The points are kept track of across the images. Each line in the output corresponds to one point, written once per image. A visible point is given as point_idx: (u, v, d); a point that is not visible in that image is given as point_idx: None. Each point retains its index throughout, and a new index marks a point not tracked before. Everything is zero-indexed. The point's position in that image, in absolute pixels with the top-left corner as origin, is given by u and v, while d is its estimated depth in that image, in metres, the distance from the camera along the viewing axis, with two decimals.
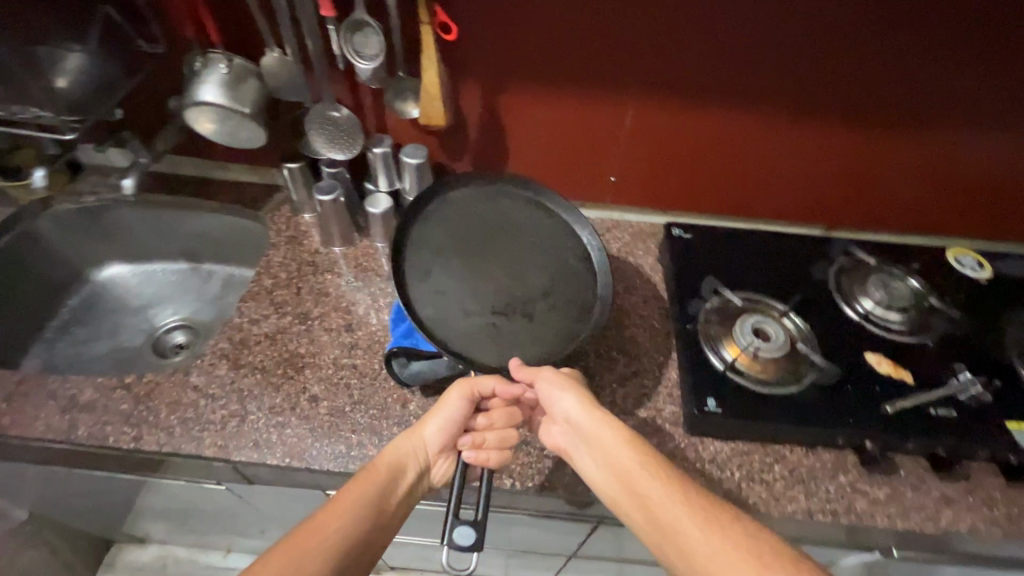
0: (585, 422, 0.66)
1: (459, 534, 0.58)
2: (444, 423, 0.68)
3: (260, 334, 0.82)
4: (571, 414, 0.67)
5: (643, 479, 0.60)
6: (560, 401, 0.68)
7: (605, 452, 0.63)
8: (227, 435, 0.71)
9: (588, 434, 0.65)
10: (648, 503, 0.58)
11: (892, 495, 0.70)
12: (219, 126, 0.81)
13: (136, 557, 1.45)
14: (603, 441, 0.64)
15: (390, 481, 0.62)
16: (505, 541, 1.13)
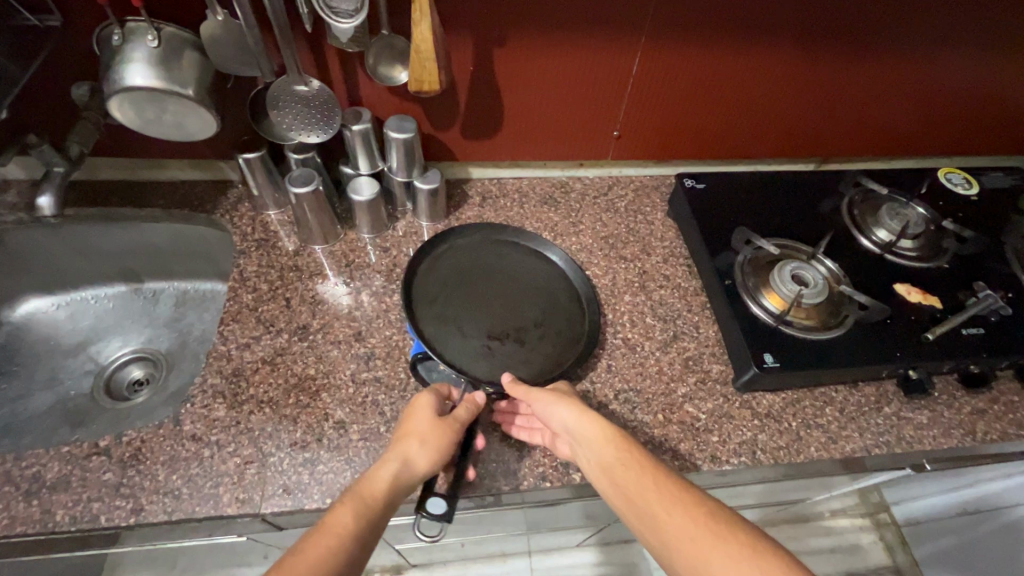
0: (577, 427, 0.58)
1: (431, 501, 0.57)
2: (434, 447, 0.56)
3: (256, 360, 0.70)
4: (567, 424, 0.59)
5: (624, 472, 0.53)
6: (554, 413, 0.60)
7: (588, 448, 0.56)
8: (249, 486, 0.60)
9: (577, 434, 0.58)
10: (628, 493, 0.52)
11: (933, 417, 0.73)
12: (157, 119, 0.66)
13: None
14: (587, 437, 0.57)
15: (375, 517, 0.48)
16: (538, 521, 1.10)
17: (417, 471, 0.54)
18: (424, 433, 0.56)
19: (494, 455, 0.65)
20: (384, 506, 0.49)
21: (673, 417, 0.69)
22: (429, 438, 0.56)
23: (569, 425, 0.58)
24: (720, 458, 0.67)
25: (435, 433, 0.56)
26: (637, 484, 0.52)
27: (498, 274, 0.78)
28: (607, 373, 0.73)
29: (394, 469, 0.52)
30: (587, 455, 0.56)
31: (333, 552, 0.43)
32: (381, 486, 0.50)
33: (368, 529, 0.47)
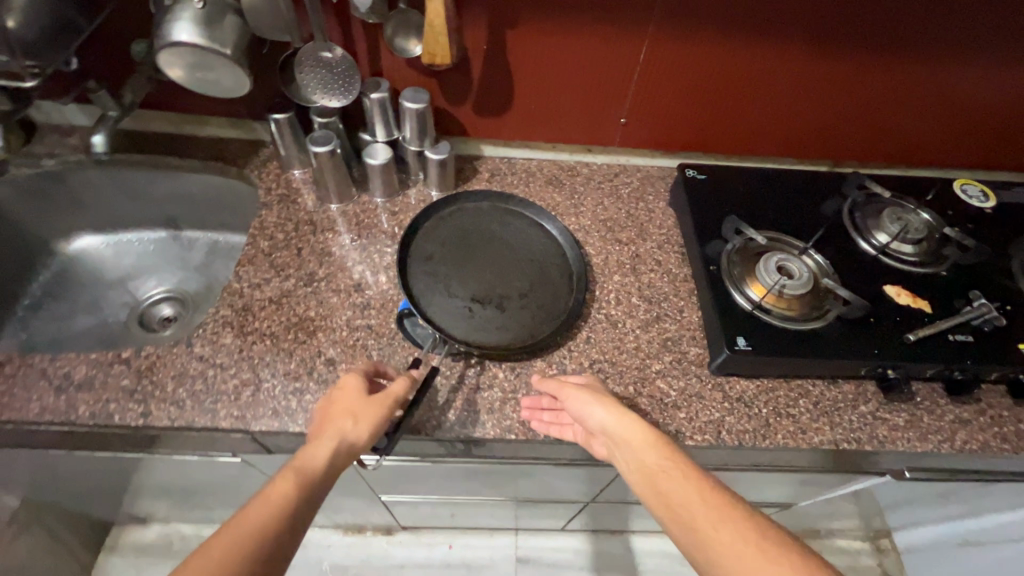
0: (615, 431, 0.62)
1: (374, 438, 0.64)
2: (370, 420, 0.59)
3: (265, 300, 0.77)
4: (604, 423, 0.63)
5: (666, 480, 0.56)
6: (591, 415, 0.63)
7: (632, 455, 0.59)
8: (243, 404, 0.67)
9: (621, 440, 0.61)
10: (671, 501, 0.55)
11: (911, 421, 0.72)
12: (200, 76, 0.74)
13: (139, 537, 1.36)
14: (632, 444, 0.60)
15: (309, 491, 0.51)
16: (521, 495, 1.14)
17: (354, 445, 0.57)
18: (358, 409, 0.59)
19: (466, 405, 0.69)
20: (319, 479, 0.53)
21: (643, 391, 0.72)
22: (361, 414, 0.59)
23: (608, 427, 0.62)
24: (684, 433, 0.69)
25: (368, 408, 0.60)
26: (682, 495, 0.54)
27: (496, 241, 0.82)
28: (585, 343, 0.76)
29: (328, 445, 0.55)
30: (631, 463, 0.59)
31: (259, 528, 0.46)
32: (317, 460, 0.54)
33: (302, 500, 0.50)
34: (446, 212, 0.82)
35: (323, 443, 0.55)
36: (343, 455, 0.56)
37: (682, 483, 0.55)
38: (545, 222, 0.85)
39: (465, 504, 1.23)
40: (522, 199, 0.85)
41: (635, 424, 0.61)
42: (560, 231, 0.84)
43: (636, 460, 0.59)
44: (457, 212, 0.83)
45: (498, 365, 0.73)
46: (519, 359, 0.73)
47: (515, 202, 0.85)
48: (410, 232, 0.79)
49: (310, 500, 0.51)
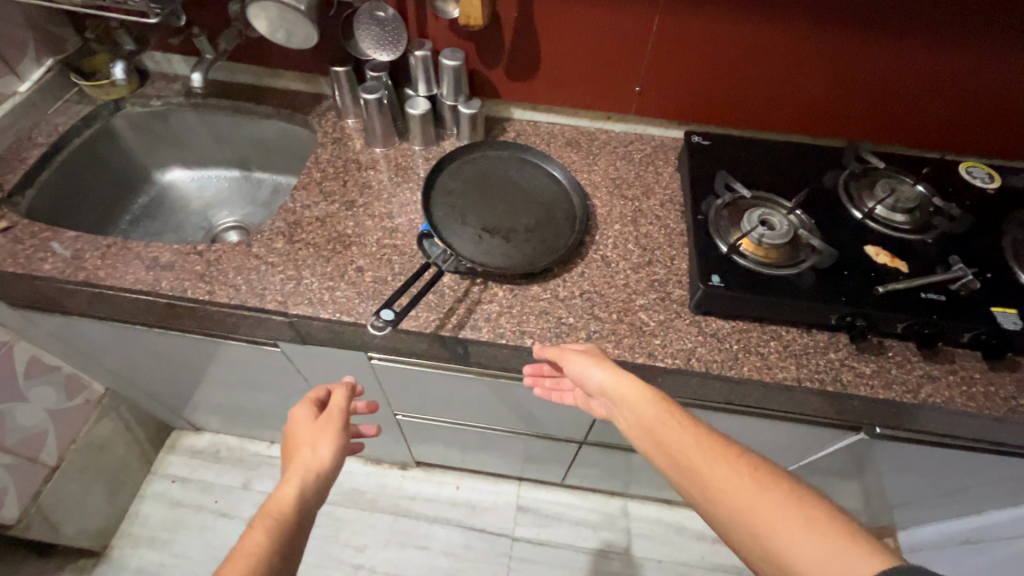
0: (616, 387, 0.70)
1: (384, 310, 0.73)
2: (327, 444, 0.75)
3: (313, 219, 0.91)
4: (602, 381, 0.71)
5: (664, 431, 0.64)
6: (592, 375, 0.71)
7: (633, 411, 0.68)
8: (286, 293, 0.81)
9: (622, 398, 0.70)
10: (668, 445, 0.63)
11: (877, 371, 0.77)
12: (279, 28, 0.89)
13: (193, 443, 1.56)
14: (632, 401, 0.68)
15: (288, 516, 0.66)
16: (521, 438, 1.23)
17: (319, 467, 0.73)
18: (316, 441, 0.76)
19: (467, 313, 0.80)
20: (295, 505, 0.68)
21: (625, 319, 0.81)
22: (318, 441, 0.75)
23: (605, 387, 0.70)
24: (657, 356, 0.77)
25: (324, 437, 0.76)
26: (678, 441, 0.63)
27: (511, 184, 0.93)
28: (579, 277, 0.85)
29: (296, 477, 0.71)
30: (634, 418, 0.68)
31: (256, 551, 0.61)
32: (289, 495, 0.68)
33: (283, 524, 0.65)
34: (470, 158, 0.95)
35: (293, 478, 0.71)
36: (313, 481, 0.72)
37: (679, 432, 0.63)
38: (555, 170, 0.95)
39: (471, 445, 1.33)
40: (538, 151, 0.96)
41: (628, 382, 0.70)
42: (570, 182, 0.94)
43: (637, 417, 0.67)
44: (480, 159, 0.95)
45: (499, 285, 0.83)
46: (518, 283, 0.84)
47: (532, 153, 0.96)
48: (437, 170, 0.91)
49: (292, 516, 0.67)
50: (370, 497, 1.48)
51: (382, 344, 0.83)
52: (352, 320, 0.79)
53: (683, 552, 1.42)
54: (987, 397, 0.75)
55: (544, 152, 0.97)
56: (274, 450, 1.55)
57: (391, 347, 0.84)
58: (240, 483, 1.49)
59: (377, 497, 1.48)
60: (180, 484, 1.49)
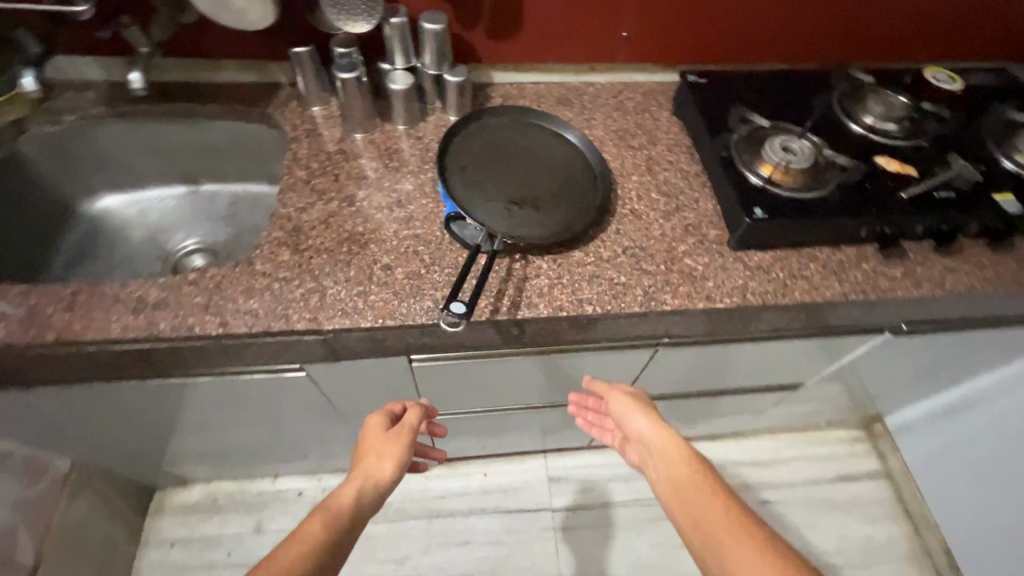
0: (650, 437, 0.77)
1: (454, 304, 0.65)
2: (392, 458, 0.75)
3: (313, 222, 0.81)
4: (642, 428, 0.78)
5: (690, 491, 0.68)
6: (633, 422, 0.79)
7: (661, 465, 0.73)
8: (314, 308, 0.72)
9: (654, 450, 0.75)
10: (691, 507, 0.67)
11: (906, 272, 0.82)
12: (228, 6, 0.76)
13: (183, 498, 1.39)
14: (666, 452, 0.74)
15: (338, 522, 0.65)
16: (552, 411, 1.21)
17: (381, 481, 0.73)
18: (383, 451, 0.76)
19: (517, 292, 0.76)
20: (348, 513, 0.67)
21: (673, 268, 0.80)
22: (385, 452, 0.76)
23: (645, 433, 0.77)
24: (714, 298, 0.77)
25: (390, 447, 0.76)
26: (702, 504, 0.67)
27: (522, 151, 0.87)
28: (616, 234, 0.83)
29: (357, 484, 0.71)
30: (663, 470, 0.73)
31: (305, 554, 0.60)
32: (344, 499, 0.68)
33: (336, 522, 0.65)
34: (472, 128, 0.88)
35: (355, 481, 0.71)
36: (372, 492, 0.71)
37: (704, 491, 0.68)
38: (562, 130, 0.91)
39: (499, 429, 1.30)
40: (541, 112, 0.91)
41: (670, 437, 0.76)
42: (581, 140, 0.90)
43: (665, 470, 0.72)
44: (482, 128, 0.89)
45: (540, 258, 0.79)
46: (559, 251, 0.80)
47: (535, 115, 0.91)
48: (443, 147, 0.84)
49: (345, 525, 0.66)
50: (397, 506, 1.41)
51: (430, 343, 0.77)
52: (398, 322, 0.72)
53: None
54: (998, 277, 0.82)
55: (546, 113, 0.92)
56: (279, 484, 1.43)
57: (440, 343, 0.78)
58: (251, 528, 1.36)
59: (405, 505, 1.41)
60: (181, 546, 1.33)
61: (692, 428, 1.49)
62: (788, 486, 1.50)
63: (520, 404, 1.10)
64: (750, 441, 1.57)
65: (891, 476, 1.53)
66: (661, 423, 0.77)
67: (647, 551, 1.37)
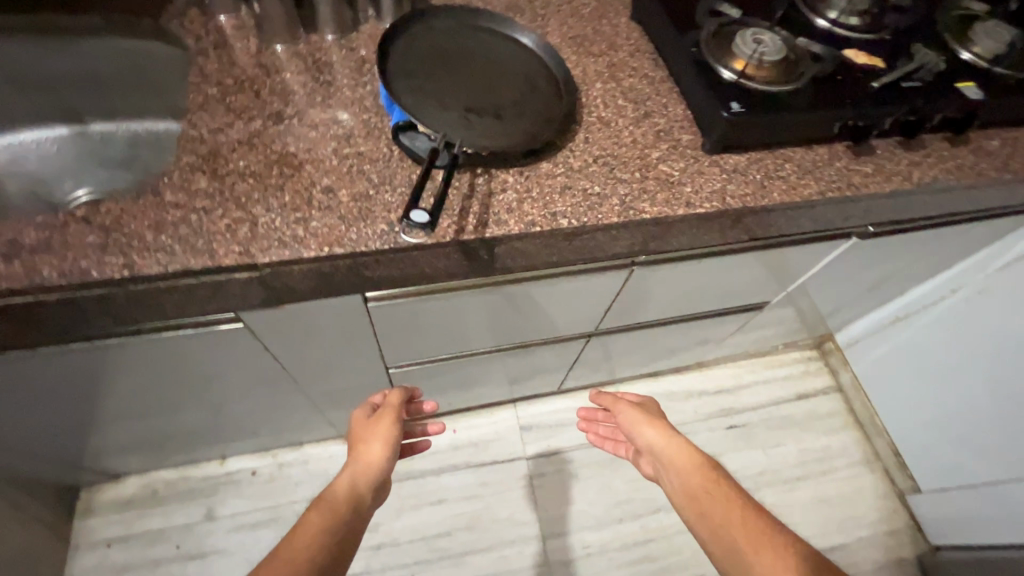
0: (659, 446, 0.93)
1: (413, 213, 0.55)
2: (381, 441, 0.86)
3: (233, 143, 0.68)
4: (651, 439, 0.95)
5: (704, 494, 0.82)
6: (642, 435, 0.96)
7: (673, 470, 0.88)
8: (244, 240, 0.61)
9: (666, 460, 0.91)
10: (704, 511, 0.80)
11: (877, 168, 0.80)
12: None
13: (116, 494, 1.24)
14: (675, 458, 0.89)
15: (351, 488, 0.78)
16: (522, 354, 1.15)
17: (373, 464, 0.84)
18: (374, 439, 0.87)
19: (483, 209, 0.67)
20: (358, 476, 0.81)
21: (649, 175, 0.74)
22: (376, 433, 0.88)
23: (653, 442, 0.94)
24: (694, 203, 0.72)
25: (379, 430, 0.88)
26: (715, 507, 0.80)
27: (475, 57, 0.78)
28: (585, 144, 0.76)
29: (359, 463, 0.83)
30: (676, 476, 0.87)
31: (333, 504, 0.74)
32: (346, 482, 0.79)
33: (345, 498, 0.76)
34: (416, 33, 0.77)
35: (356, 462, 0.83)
36: (366, 479, 0.81)
37: (710, 491, 0.82)
38: (517, 34, 0.81)
39: (466, 380, 1.23)
40: (493, 14, 0.81)
41: (678, 445, 0.91)
42: (537, 43, 0.81)
43: (678, 478, 0.87)
44: (427, 32, 0.78)
45: (506, 171, 0.71)
46: (525, 162, 0.72)
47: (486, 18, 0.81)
48: (384, 52, 0.73)
49: (353, 496, 0.77)
50: None
51: (388, 274, 0.68)
52: (348, 250, 0.62)
53: (676, 413, 1.52)
54: (960, 169, 0.82)
55: (498, 15, 0.82)
56: (228, 466, 1.30)
57: (399, 274, 0.68)
58: (200, 515, 1.24)
59: None
60: (119, 546, 1.19)
61: (658, 363, 1.49)
62: (750, 409, 1.55)
63: (491, 346, 1.03)
64: (713, 370, 1.60)
65: (842, 390, 1.60)
66: (671, 435, 0.93)
67: (624, 486, 1.37)
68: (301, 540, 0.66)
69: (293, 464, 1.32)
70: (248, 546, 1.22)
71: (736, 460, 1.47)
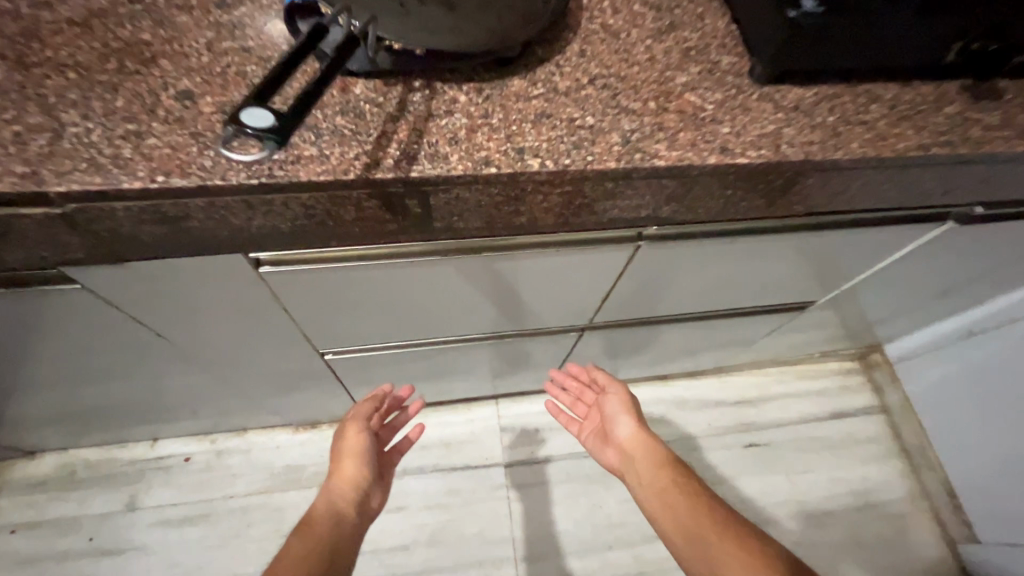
0: (634, 442, 0.84)
1: (247, 113, 0.34)
2: (354, 459, 0.80)
3: (59, 22, 0.47)
4: (626, 431, 0.86)
5: (676, 496, 0.73)
6: (621, 425, 0.87)
7: (644, 466, 0.79)
8: (37, 159, 0.40)
9: (635, 456, 0.82)
10: (677, 514, 0.71)
11: (1007, 119, 0.55)
12: None
13: (30, 472, 1.08)
14: (647, 455, 0.80)
15: (331, 515, 0.71)
16: (499, 346, 0.94)
17: (350, 483, 0.77)
18: (347, 458, 0.81)
19: (414, 137, 0.45)
20: (337, 497, 0.74)
21: (669, 107, 0.50)
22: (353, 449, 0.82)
23: (629, 436, 0.85)
24: (732, 150, 0.49)
25: (353, 448, 0.82)
26: (686, 508, 0.71)
27: None
28: (578, 59, 0.52)
29: (339, 483, 0.77)
30: (645, 474, 0.78)
31: (312, 532, 0.67)
32: (324, 506, 0.72)
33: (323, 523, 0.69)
34: None
35: (336, 486, 0.76)
36: (344, 497, 0.74)
37: (686, 493, 0.73)
38: None
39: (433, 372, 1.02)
40: None
41: (648, 441, 0.83)
42: None
43: (648, 475, 0.77)
44: None
45: (457, 88, 0.49)
46: (485, 78, 0.50)
47: None
48: None
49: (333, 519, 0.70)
50: (314, 470, 1.14)
51: (273, 226, 0.47)
52: (195, 181, 0.41)
53: (686, 424, 1.30)
54: None
55: None
56: (160, 450, 1.13)
57: (289, 228, 0.47)
58: (121, 505, 1.07)
59: (322, 468, 1.14)
60: (26, 533, 1.04)
61: (669, 366, 1.26)
62: (775, 426, 1.31)
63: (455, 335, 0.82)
64: (733, 378, 1.37)
65: (888, 411, 1.35)
66: (642, 429, 0.85)
67: (617, 507, 1.16)
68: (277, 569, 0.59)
69: (234, 453, 1.14)
70: (171, 545, 1.05)
71: (753, 486, 1.24)
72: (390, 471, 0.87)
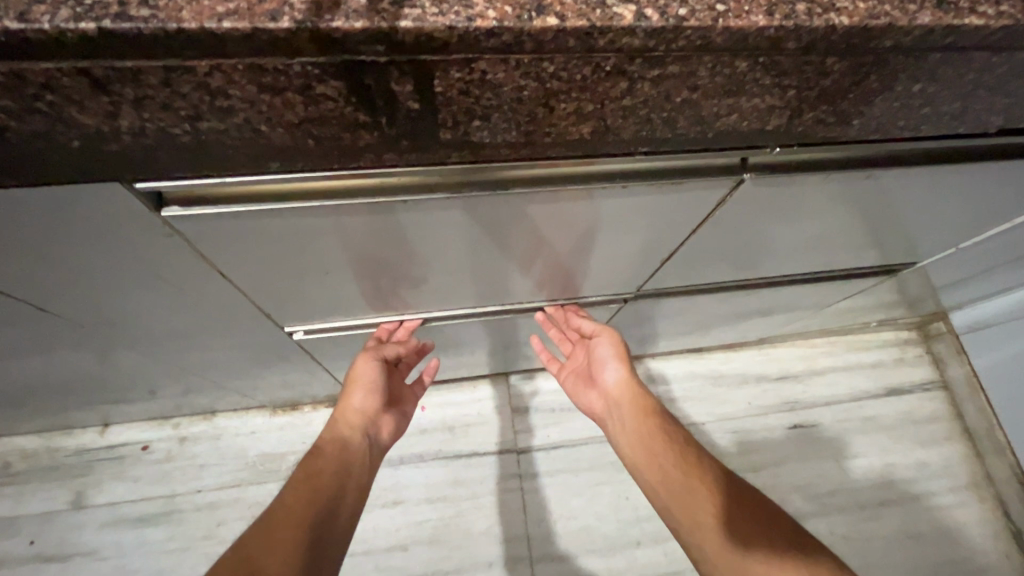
0: (620, 394, 0.69)
1: None
2: (367, 398, 0.67)
3: None
4: (613, 377, 0.70)
5: (663, 451, 0.62)
6: (608, 372, 0.71)
7: (630, 421, 0.66)
8: None
9: (620, 407, 0.69)
10: (663, 470, 0.61)
11: None
12: None
13: None
14: (634, 408, 0.67)
15: (340, 461, 0.60)
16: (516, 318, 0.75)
17: (359, 424, 0.66)
18: (358, 392, 0.67)
19: None
20: (347, 442, 0.63)
21: None
22: (367, 385, 0.67)
23: (615, 383, 0.70)
24: (955, 4, 0.28)
25: (367, 380, 0.67)
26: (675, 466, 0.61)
27: None
28: None
29: (350, 424, 0.65)
30: (629, 429, 0.66)
31: (319, 483, 0.57)
32: (332, 451, 0.61)
33: (328, 472, 0.59)
34: None
35: (345, 427, 0.64)
36: (355, 444, 0.64)
37: (678, 449, 0.62)
38: None
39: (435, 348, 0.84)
40: None
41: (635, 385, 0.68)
42: None
43: (635, 430, 0.65)
44: None
45: None
46: None
47: None
48: None
49: (341, 467, 0.60)
50: (295, 458, 0.97)
51: (160, 131, 0.27)
52: None
53: (723, 402, 1.14)
54: None
55: None
56: (113, 437, 0.96)
57: (191, 135, 0.27)
58: (67, 502, 0.91)
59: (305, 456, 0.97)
60: None
61: (706, 336, 1.09)
62: (821, 404, 1.16)
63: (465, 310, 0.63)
64: (775, 350, 1.20)
65: (949, 387, 1.20)
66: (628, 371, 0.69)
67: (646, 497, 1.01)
68: (281, 535, 0.50)
69: (200, 440, 0.97)
70: (127, 548, 0.89)
71: (798, 470, 1.09)
72: (411, 405, 0.75)
